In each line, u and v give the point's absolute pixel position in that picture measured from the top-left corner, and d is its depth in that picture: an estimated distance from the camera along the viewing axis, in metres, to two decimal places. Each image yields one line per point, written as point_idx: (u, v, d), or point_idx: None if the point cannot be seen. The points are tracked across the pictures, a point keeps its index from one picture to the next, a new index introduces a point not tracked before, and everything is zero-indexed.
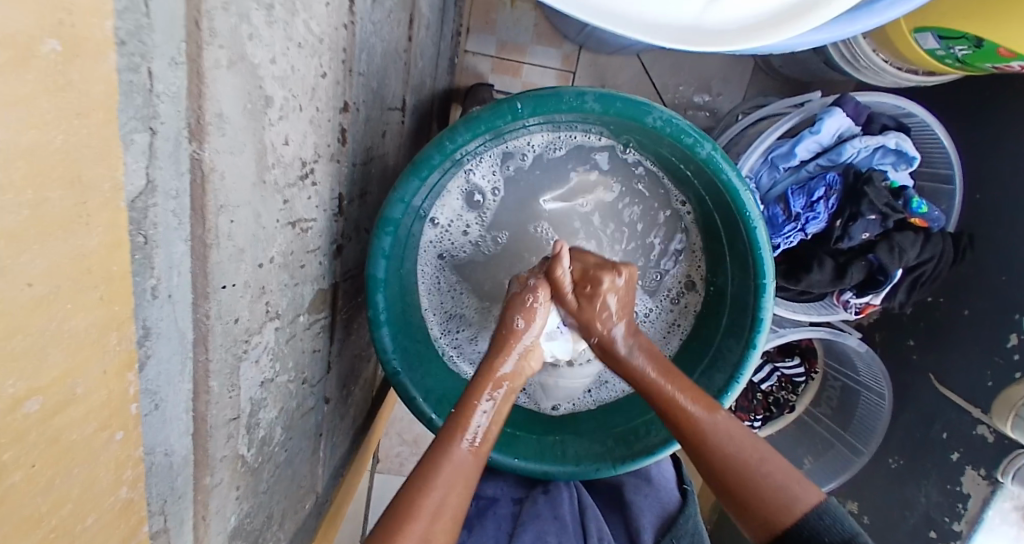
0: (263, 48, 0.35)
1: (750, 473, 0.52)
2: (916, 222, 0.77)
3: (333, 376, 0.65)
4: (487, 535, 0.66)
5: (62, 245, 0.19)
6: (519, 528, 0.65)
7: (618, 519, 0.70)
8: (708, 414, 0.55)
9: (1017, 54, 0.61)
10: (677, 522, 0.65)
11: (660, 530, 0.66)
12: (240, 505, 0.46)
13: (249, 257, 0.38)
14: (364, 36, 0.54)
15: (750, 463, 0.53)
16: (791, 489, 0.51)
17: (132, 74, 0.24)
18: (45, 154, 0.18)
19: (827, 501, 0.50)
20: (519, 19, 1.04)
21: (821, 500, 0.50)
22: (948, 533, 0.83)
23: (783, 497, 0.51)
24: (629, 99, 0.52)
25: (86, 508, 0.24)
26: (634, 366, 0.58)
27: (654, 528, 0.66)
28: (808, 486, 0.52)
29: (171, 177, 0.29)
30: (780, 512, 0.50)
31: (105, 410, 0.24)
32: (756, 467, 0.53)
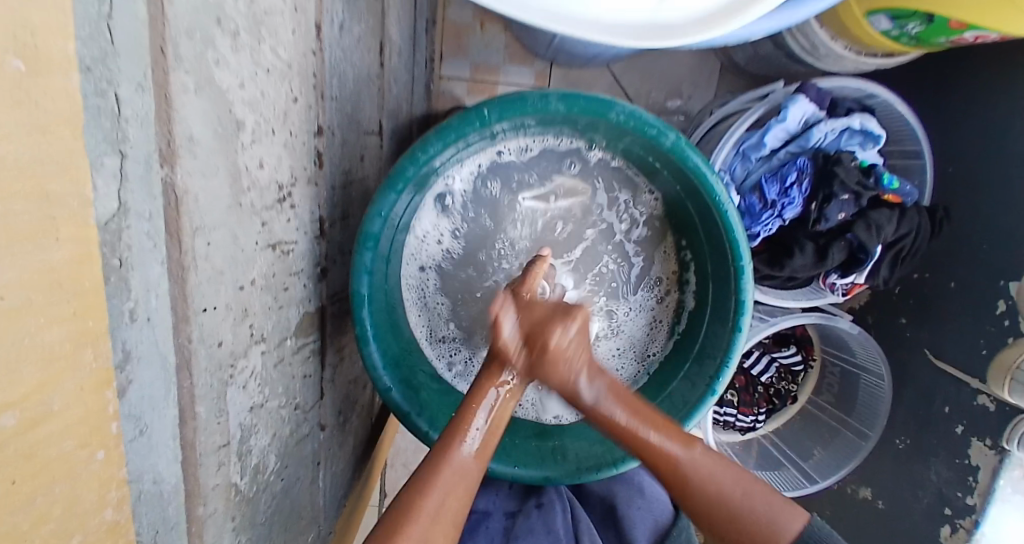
0: (231, 74, 0.36)
1: (734, 507, 0.49)
2: (890, 198, 0.79)
3: (327, 402, 0.64)
4: None
5: (28, 256, 0.20)
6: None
7: (613, 534, 0.69)
8: (686, 450, 0.50)
9: (968, 25, 0.64)
10: (671, 536, 0.65)
11: (654, 541, 0.66)
12: (237, 538, 0.45)
13: (229, 279, 0.39)
14: (333, 62, 0.55)
15: (734, 498, 0.50)
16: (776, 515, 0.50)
17: (99, 99, 0.25)
18: (7, 166, 0.19)
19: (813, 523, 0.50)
20: (489, 41, 1.07)
21: (806, 524, 0.50)
22: (962, 508, 0.83)
23: (773, 524, 0.49)
24: (592, 96, 0.54)
25: (71, 527, 0.25)
26: (617, 389, 0.51)
27: (647, 540, 0.66)
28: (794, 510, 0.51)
29: (144, 200, 0.29)
30: (770, 539, 0.49)
31: (85, 427, 0.24)
32: (739, 502, 0.49)
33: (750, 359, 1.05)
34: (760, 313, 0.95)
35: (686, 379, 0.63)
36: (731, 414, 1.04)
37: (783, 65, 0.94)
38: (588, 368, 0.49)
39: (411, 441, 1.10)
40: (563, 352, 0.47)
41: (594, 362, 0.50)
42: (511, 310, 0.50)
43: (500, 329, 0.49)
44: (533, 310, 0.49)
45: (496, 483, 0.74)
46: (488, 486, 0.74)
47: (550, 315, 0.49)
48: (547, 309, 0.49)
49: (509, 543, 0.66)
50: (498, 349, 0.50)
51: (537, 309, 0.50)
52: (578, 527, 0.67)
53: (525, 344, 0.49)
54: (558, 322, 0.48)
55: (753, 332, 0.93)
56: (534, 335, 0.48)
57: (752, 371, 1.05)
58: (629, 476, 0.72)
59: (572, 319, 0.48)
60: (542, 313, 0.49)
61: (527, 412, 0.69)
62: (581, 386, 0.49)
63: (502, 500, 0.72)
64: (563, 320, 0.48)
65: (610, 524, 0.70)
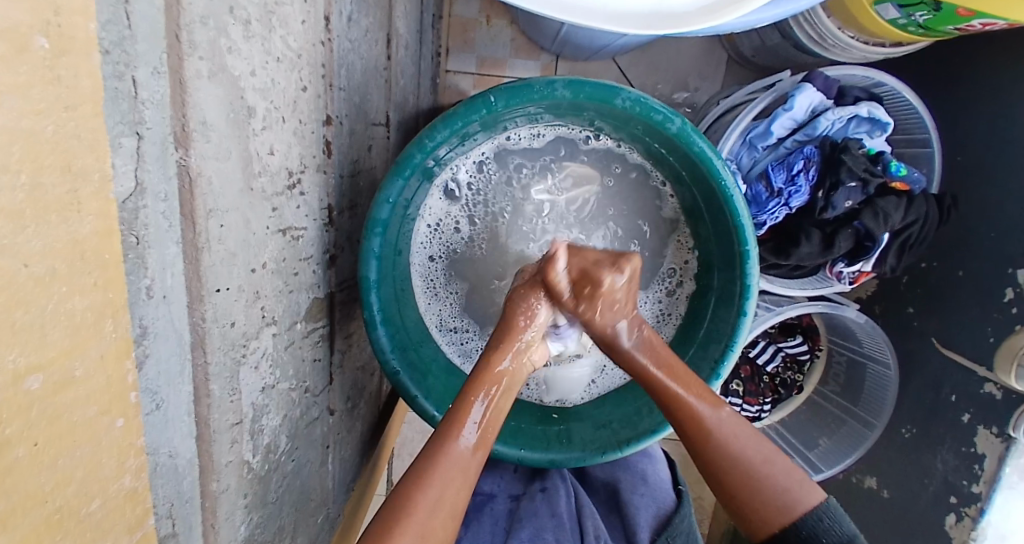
0: (243, 61, 0.36)
1: (751, 473, 0.53)
2: (898, 185, 0.78)
3: (336, 387, 0.66)
4: (483, 534, 0.68)
5: (58, 227, 0.21)
6: (515, 525, 0.66)
7: (616, 520, 0.70)
8: (714, 411, 0.55)
9: (977, 12, 0.63)
10: (671, 523, 0.65)
11: (655, 529, 0.65)
12: (249, 515, 0.47)
13: (241, 261, 0.40)
14: (342, 53, 0.56)
15: (753, 465, 0.53)
16: (794, 487, 0.52)
17: (117, 81, 0.26)
18: (36, 139, 0.20)
19: (828, 503, 0.52)
20: (496, 35, 1.07)
21: (822, 502, 0.52)
22: (968, 496, 0.81)
23: (785, 498, 0.52)
24: (598, 83, 0.54)
25: (91, 491, 0.26)
26: (655, 344, 0.58)
27: (649, 529, 0.65)
28: (811, 487, 0.53)
29: (159, 181, 0.30)
30: (781, 513, 0.52)
31: (105, 395, 0.25)
32: (759, 468, 0.53)
33: (755, 349, 1.05)
34: (767, 302, 0.95)
35: (691, 364, 0.64)
36: (736, 403, 1.04)
37: (790, 56, 0.94)
38: (630, 316, 0.58)
39: (418, 431, 1.11)
40: (610, 295, 0.56)
41: (636, 315, 0.59)
42: (564, 253, 0.59)
43: (553, 265, 0.57)
44: (585, 254, 0.58)
45: (502, 469, 0.75)
46: (494, 471, 0.75)
47: (605, 260, 0.57)
48: (597, 255, 0.58)
49: (513, 527, 0.67)
50: (525, 304, 0.58)
51: (589, 253, 0.59)
52: (580, 511, 0.67)
53: (576, 286, 0.57)
54: (609, 268, 0.56)
55: (758, 321, 0.93)
56: (585, 275, 0.57)
57: (758, 360, 1.05)
58: (632, 463, 0.73)
59: (623, 268, 0.56)
60: (598, 256, 0.58)
61: (531, 394, 0.72)
62: (620, 332, 0.58)
63: (507, 484, 0.73)
64: (610, 268, 0.56)
65: (614, 510, 0.71)
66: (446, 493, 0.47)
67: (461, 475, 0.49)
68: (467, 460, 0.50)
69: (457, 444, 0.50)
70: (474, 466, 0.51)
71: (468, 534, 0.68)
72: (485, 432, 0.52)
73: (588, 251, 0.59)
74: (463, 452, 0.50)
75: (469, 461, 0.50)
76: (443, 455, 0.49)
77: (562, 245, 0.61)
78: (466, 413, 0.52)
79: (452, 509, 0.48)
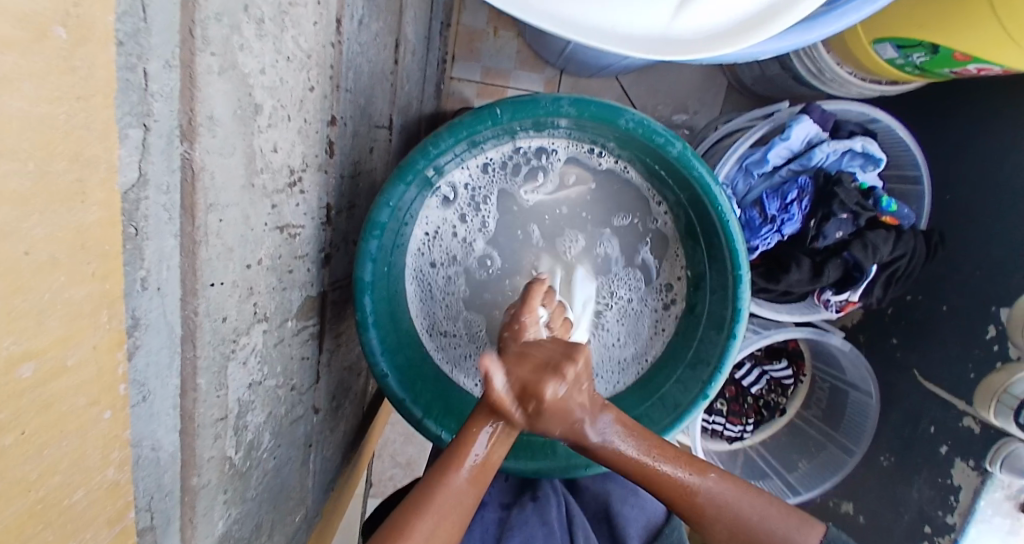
0: (254, 59, 0.37)
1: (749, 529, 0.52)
2: (887, 220, 0.80)
3: (322, 386, 0.65)
4: (473, 542, 0.67)
5: (64, 215, 0.22)
6: (505, 533, 0.66)
7: (605, 528, 0.70)
8: (703, 479, 0.52)
9: (972, 57, 0.66)
10: (663, 534, 0.66)
11: (646, 539, 0.67)
12: (227, 511, 0.46)
13: (238, 256, 0.40)
14: (350, 55, 0.57)
15: (750, 522, 0.52)
16: (795, 533, 0.52)
17: (129, 73, 0.26)
18: (48, 127, 0.20)
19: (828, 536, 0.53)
20: (502, 45, 1.09)
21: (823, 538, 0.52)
22: (940, 526, 0.83)
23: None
24: (603, 103, 0.56)
25: (76, 481, 0.26)
26: (627, 423, 0.54)
27: (640, 538, 0.67)
28: (809, 527, 0.52)
29: (163, 172, 0.30)
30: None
31: (96, 384, 0.26)
32: (752, 525, 0.52)
33: (741, 371, 1.07)
34: (754, 325, 0.96)
35: (678, 383, 0.65)
36: (719, 422, 1.06)
37: (789, 87, 0.95)
38: (591, 410, 0.52)
39: (399, 435, 1.11)
40: (561, 405, 0.49)
41: (597, 402, 0.53)
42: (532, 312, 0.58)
43: (490, 383, 0.48)
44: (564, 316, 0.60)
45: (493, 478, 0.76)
46: None
47: (547, 363, 0.50)
48: (542, 357, 0.51)
49: (503, 535, 0.66)
50: (492, 401, 0.49)
51: (532, 356, 0.51)
52: (571, 520, 0.68)
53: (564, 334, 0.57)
54: (553, 376, 0.48)
55: (745, 343, 0.94)
56: (527, 389, 0.48)
57: (743, 382, 1.07)
58: (624, 475, 0.74)
59: (579, 356, 0.51)
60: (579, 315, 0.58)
61: None
62: (587, 430, 0.52)
63: (497, 493, 0.73)
64: (553, 375, 0.49)
65: (603, 522, 0.71)
66: (439, 529, 0.46)
67: (459, 510, 0.47)
68: (465, 496, 0.48)
69: (458, 473, 0.48)
70: (472, 502, 0.49)
71: None
72: (484, 466, 0.50)
73: (535, 348, 0.52)
74: (462, 481, 0.48)
75: (464, 496, 0.48)
76: (442, 487, 0.48)
77: (509, 350, 0.53)
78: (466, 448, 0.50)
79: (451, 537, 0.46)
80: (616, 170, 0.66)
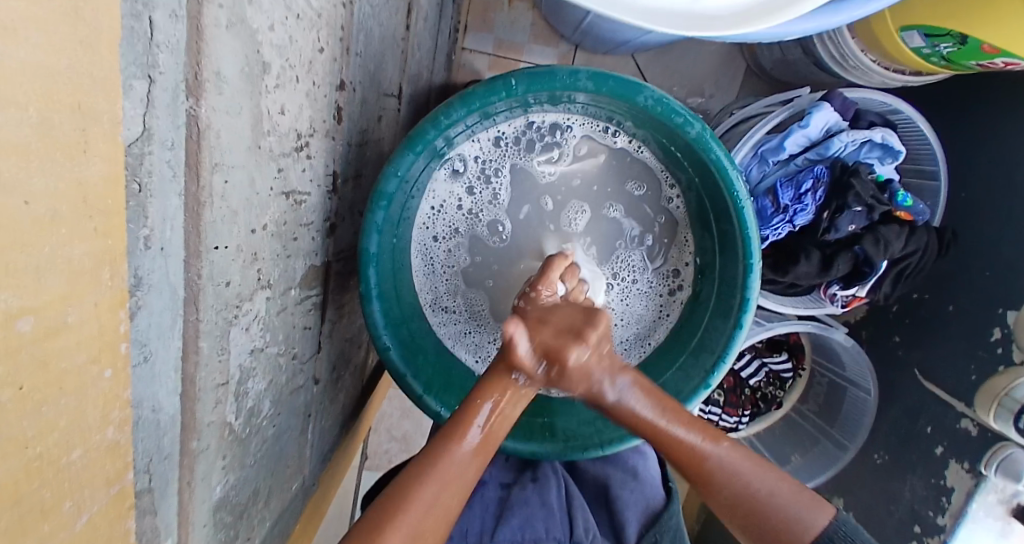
0: (263, 14, 0.35)
1: (751, 498, 0.51)
2: (901, 216, 0.79)
3: (323, 356, 0.65)
4: (474, 518, 0.68)
5: (66, 168, 0.21)
6: (505, 513, 0.67)
7: (603, 510, 0.71)
8: (715, 446, 0.53)
9: (1001, 50, 0.63)
10: (661, 520, 0.66)
11: (644, 523, 0.67)
12: (226, 476, 0.46)
13: (242, 221, 0.39)
14: (362, 18, 0.55)
15: (762, 499, 0.51)
16: (805, 514, 0.51)
17: (134, 21, 0.25)
18: (49, 74, 0.19)
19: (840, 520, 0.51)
20: (515, 17, 1.05)
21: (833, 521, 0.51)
22: (932, 527, 0.83)
23: (795, 527, 0.50)
24: (622, 78, 0.54)
25: (73, 441, 0.25)
26: (647, 387, 0.55)
27: (638, 523, 0.67)
28: (822, 508, 0.51)
29: (168, 129, 0.29)
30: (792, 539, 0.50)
31: (95, 343, 0.25)
32: (751, 494, 0.51)
33: (742, 362, 1.07)
34: (757, 316, 0.96)
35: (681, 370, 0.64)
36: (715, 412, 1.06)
37: (809, 73, 0.93)
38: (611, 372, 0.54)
39: (396, 408, 1.12)
40: (581, 368, 0.51)
41: (617, 364, 0.54)
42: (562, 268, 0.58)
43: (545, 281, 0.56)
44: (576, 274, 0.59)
45: (492, 455, 0.76)
46: None
47: (568, 329, 0.51)
48: (564, 322, 0.51)
49: (504, 514, 0.67)
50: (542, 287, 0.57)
51: (552, 320, 0.52)
52: (571, 504, 0.68)
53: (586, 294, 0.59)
54: (575, 341, 0.50)
55: (748, 334, 0.93)
56: (550, 354, 0.50)
57: (742, 373, 1.08)
58: (624, 458, 0.74)
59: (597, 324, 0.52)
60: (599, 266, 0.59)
61: None
62: (606, 390, 0.53)
63: (499, 471, 0.74)
64: (575, 340, 0.50)
65: (602, 503, 0.72)
66: (441, 496, 0.46)
67: (458, 486, 0.48)
68: (467, 466, 0.48)
69: (462, 443, 0.49)
70: (473, 472, 0.49)
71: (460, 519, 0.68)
72: (488, 438, 0.51)
73: (554, 314, 0.53)
74: (465, 451, 0.49)
75: (466, 468, 0.49)
76: (443, 458, 0.48)
77: (528, 314, 0.53)
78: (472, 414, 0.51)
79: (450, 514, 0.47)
80: (630, 150, 0.65)
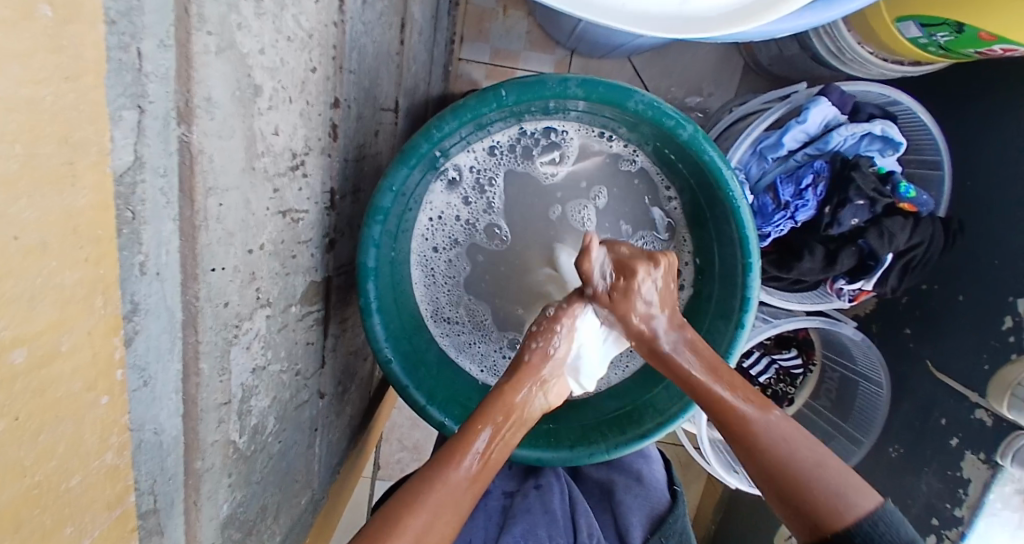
0: (252, 38, 0.36)
1: (807, 469, 0.48)
2: (905, 207, 0.77)
3: (327, 371, 0.65)
4: (477, 528, 0.68)
5: (54, 200, 0.21)
6: (508, 521, 0.67)
7: (608, 516, 0.71)
8: (762, 412, 0.52)
9: (998, 38, 0.62)
10: (666, 522, 0.66)
11: (650, 527, 0.67)
12: (232, 494, 0.47)
13: (238, 241, 0.39)
14: (354, 35, 0.55)
15: (801, 461, 0.48)
16: (847, 490, 0.46)
17: (122, 53, 0.25)
18: (35, 111, 0.19)
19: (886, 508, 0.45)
20: (511, 26, 1.06)
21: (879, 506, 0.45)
22: (950, 519, 0.80)
23: (834, 499, 0.45)
24: (611, 84, 0.54)
25: (71, 467, 0.26)
26: (698, 346, 0.58)
27: (642, 527, 0.66)
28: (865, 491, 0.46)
29: (159, 155, 0.30)
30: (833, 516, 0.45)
31: (91, 370, 0.25)
32: (810, 469, 0.47)
33: (750, 360, 1.05)
34: (763, 314, 0.95)
35: None
36: None
37: (807, 68, 0.92)
38: (672, 320, 0.59)
39: (407, 418, 1.12)
40: (644, 290, 0.58)
41: (677, 318, 0.59)
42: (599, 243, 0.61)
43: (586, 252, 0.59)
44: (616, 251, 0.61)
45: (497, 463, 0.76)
46: None
47: (642, 254, 0.60)
48: (637, 250, 0.61)
49: (507, 522, 0.67)
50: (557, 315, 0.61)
51: (621, 248, 0.61)
52: (574, 508, 0.68)
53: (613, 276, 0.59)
54: (645, 260, 0.59)
55: (755, 332, 0.93)
56: (624, 267, 0.59)
57: (751, 370, 1.05)
58: (629, 463, 0.73)
59: (659, 261, 0.59)
60: (623, 255, 0.60)
61: None
62: (656, 322, 0.58)
63: (502, 480, 0.74)
64: (648, 260, 0.59)
65: (608, 509, 0.71)
66: (434, 524, 0.46)
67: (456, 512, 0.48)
68: (461, 492, 0.49)
69: (457, 470, 0.50)
70: (467, 500, 0.50)
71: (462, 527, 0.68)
72: (482, 468, 0.52)
73: (626, 250, 0.61)
74: (461, 477, 0.50)
75: (464, 493, 0.49)
76: (439, 482, 0.49)
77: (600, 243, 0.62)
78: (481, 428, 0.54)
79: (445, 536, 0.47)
80: (624, 155, 0.65)
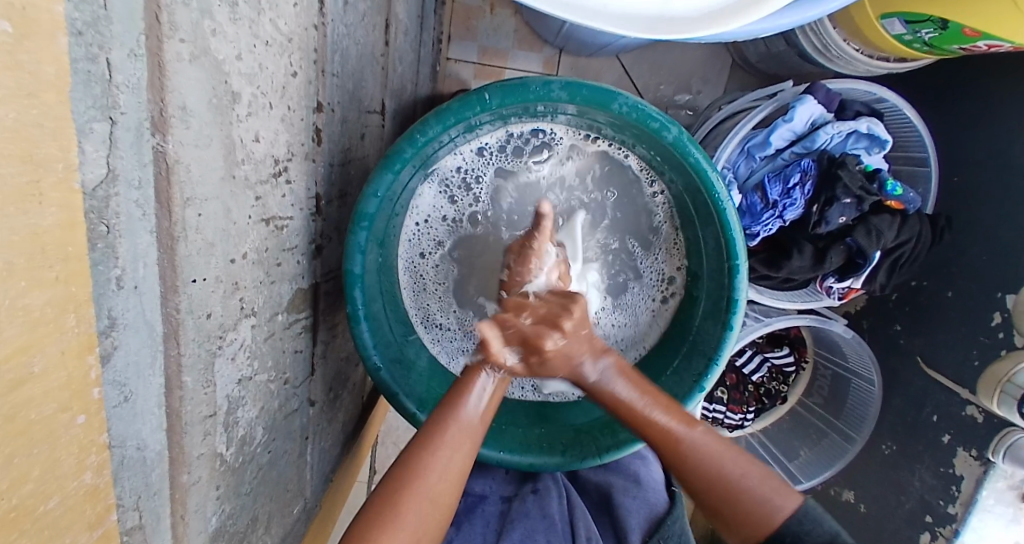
0: (228, 44, 0.35)
1: (729, 482, 0.52)
2: (892, 204, 0.78)
3: (318, 378, 0.65)
4: (474, 534, 0.68)
5: (20, 220, 0.20)
6: (507, 527, 0.67)
7: (607, 521, 0.71)
8: (689, 430, 0.54)
9: (983, 33, 0.62)
10: (665, 523, 0.65)
11: (648, 530, 0.66)
12: (221, 507, 0.46)
13: (220, 251, 0.39)
14: (336, 37, 0.55)
15: (729, 475, 0.52)
16: (773, 495, 0.52)
17: (90, 64, 0.25)
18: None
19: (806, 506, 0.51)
20: (499, 25, 1.05)
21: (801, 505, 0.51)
22: (943, 516, 0.84)
23: (763, 504, 0.51)
24: (595, 85, 0.54)
25: (49, 489, 0.25)
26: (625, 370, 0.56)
27: (641, 529, 0.66)
28: (789, 491, 0.52)
29: (133, 167, 0.29)
30: (758, 518, 0.51)
31: (65, 391, 0.25)
32: (733, 480, 0.52)
33: (742, 358, 1.06)
34: (755, 312, 0.94)
35: (675, 374, 0.63)
36: (720, 412, 1.04)
37: (795, 64, 0.92)
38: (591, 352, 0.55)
39: (403, 422, 1.11)
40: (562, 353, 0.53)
41: (597, 345, 0.55)
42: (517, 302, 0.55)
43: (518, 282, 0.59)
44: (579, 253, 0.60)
45: (493, 468, 0.76)
46: (482, 469, 0.75)
47: (547, 318, 0.53)
48: (543, 312, 0.53)
49: (505, 529, 0.67)
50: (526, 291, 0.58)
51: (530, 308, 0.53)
52: (573, 513, 0.68)
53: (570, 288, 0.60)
54: (551, 330, 0.52)
55: (747, 331, 0.93)
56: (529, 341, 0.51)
57: (744, 369, 1.06)
58: (625, 465, 0.74)
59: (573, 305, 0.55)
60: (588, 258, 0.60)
61: (531, 393, 0.72)
62: (586, 369, 0.55)
63: (498, 484, 0.74)
64: (552, 329, 0.52)
65: (605, 513, 0.71)
66: (455, 457, 0.51)
67: (448, 482, 0.50)
68: (475, 429, 0.53)
69: (469, 408, 0.53)
70: (479, 432, 0.54)
71: (459, 536, 0.68)
72: (490, 405, 0.55)
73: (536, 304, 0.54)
74: (474, 416, 0.53)
75: (474, 431, 0.53)
76: (454, 424, 0.52)
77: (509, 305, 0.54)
78: (472, 383, 0.55)
79: (459, 472, 0.51)
80: (611, 153, 0.64)
